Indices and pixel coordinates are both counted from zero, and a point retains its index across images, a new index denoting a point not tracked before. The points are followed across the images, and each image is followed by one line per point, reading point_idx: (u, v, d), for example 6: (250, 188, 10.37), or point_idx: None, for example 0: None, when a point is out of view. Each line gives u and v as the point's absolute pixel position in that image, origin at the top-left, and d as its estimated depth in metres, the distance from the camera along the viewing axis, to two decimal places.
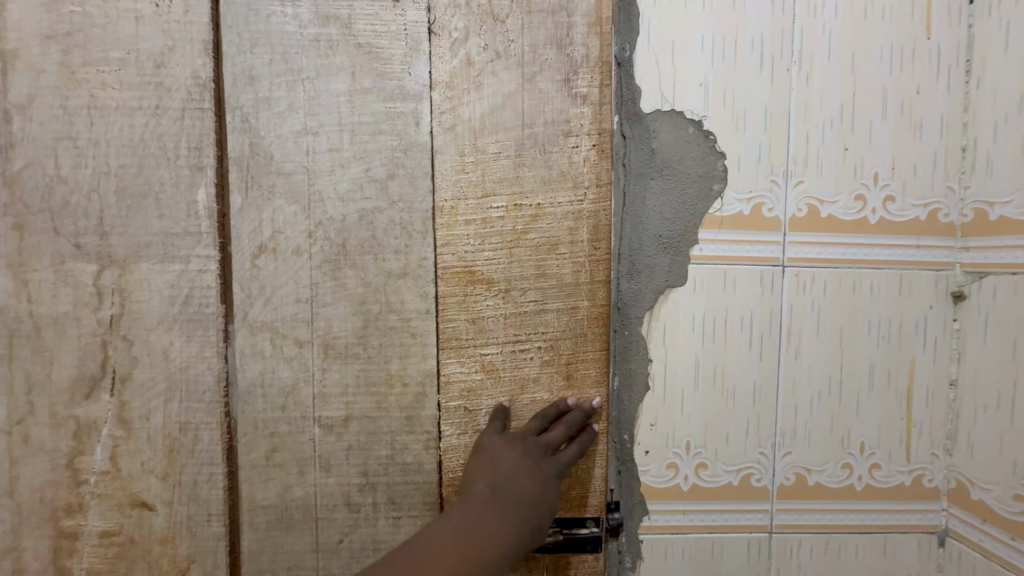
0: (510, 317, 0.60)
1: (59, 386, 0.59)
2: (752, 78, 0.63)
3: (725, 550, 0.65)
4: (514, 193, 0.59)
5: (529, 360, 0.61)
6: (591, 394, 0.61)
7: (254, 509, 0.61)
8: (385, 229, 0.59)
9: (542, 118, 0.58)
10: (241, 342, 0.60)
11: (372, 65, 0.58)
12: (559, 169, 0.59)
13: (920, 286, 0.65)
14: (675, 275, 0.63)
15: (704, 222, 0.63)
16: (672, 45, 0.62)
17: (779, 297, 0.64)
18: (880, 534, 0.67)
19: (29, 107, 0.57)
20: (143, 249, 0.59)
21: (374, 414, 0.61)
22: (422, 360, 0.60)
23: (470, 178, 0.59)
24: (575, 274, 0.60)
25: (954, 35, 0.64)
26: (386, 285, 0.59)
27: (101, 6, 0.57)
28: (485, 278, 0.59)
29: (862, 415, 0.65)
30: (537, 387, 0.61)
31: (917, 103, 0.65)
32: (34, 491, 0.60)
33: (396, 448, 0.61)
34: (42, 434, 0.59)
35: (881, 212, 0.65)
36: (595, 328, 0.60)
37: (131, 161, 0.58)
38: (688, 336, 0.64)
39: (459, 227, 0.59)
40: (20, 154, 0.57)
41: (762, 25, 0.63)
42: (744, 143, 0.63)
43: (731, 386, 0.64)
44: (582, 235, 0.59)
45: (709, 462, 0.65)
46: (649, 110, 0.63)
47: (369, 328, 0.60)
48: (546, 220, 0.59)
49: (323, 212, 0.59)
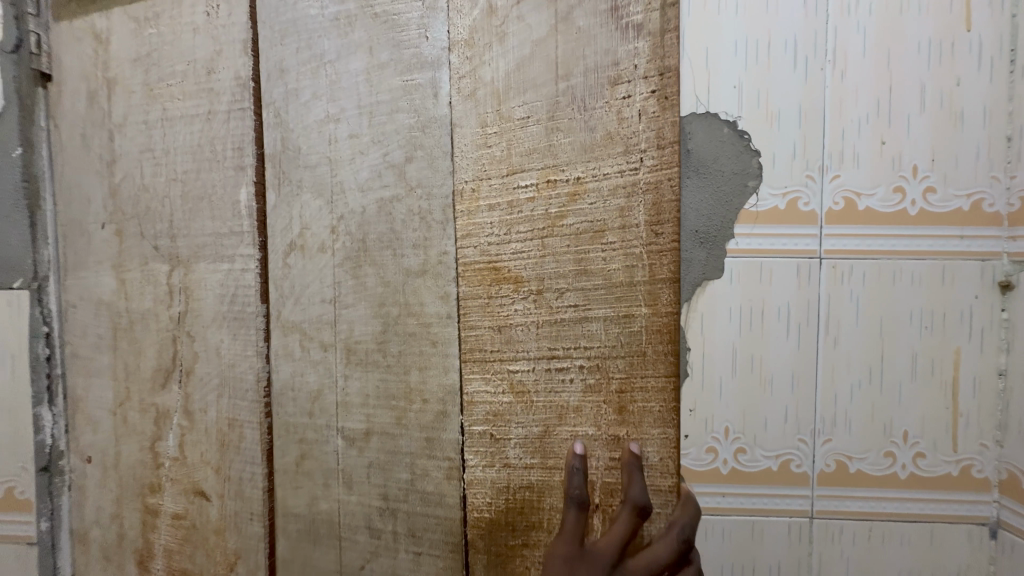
0: (544, 325, 0.48)
1: (143, 376, 0.67)
2: (786, 77, 0.66)
3: (766, 533, 0.68)
4: (547, 165, 0.47)
5: (569, 382, 0.48)
6: (652, 434, 0.47)
7: (287, 516, 0.60)
8: (403, 221, 0.53)
9: (581, 65, 0.46)
10: (276, 343, 0.59)
11: (389, 36, 0.53)
12: (603, 131, 0.45)
13: (963, 277, 0.65)
14: (712, 267, 0.67)
15: (740, 216, 0.66)
16: (705, 51, 0.66)
17: (815, 289, 0.66)
18: (925, 523, 0.67)
19: (124, 124, 0.66)
20: (201, 249, 0.62)
21: (393, 430, 0.55)
22: (443, 373, 0.52)
23: (493, 152, 0.49)
24: (628, 273, 0.46)
25: (995, 26, 0.64)
26: (406, 284, 0.53)
27: (170, 23, 0.63)
28: (514, 276, 0.48)
29: (904, 404, 0.66)
30: (578, 418, 0.48)
31: (957, 95, 0.65)
32: (130, 469, 0.68)
33: (416, 473, 0.55)
34: (133, 416, 0.68)
35: (921, 204, 0.66)
36: (654, 342, 0.46)
37: (193, 166, 0.62)
38: (726, 326, 0.67)
39: (481, 214, 0.49)
40: (119, 166, 0.67)
41: (795, 26, 0.65)
42: (779, 141, 0.66)
43: (769, 374, 0.67)
44: (636, 216, 0.45)
45: (748, 447, 0.67)
46: (684, 114, 0.67)
47: (388, 332, 0.54)
48: (586, 199, 0.46)
49: (345, 204, 0.55)
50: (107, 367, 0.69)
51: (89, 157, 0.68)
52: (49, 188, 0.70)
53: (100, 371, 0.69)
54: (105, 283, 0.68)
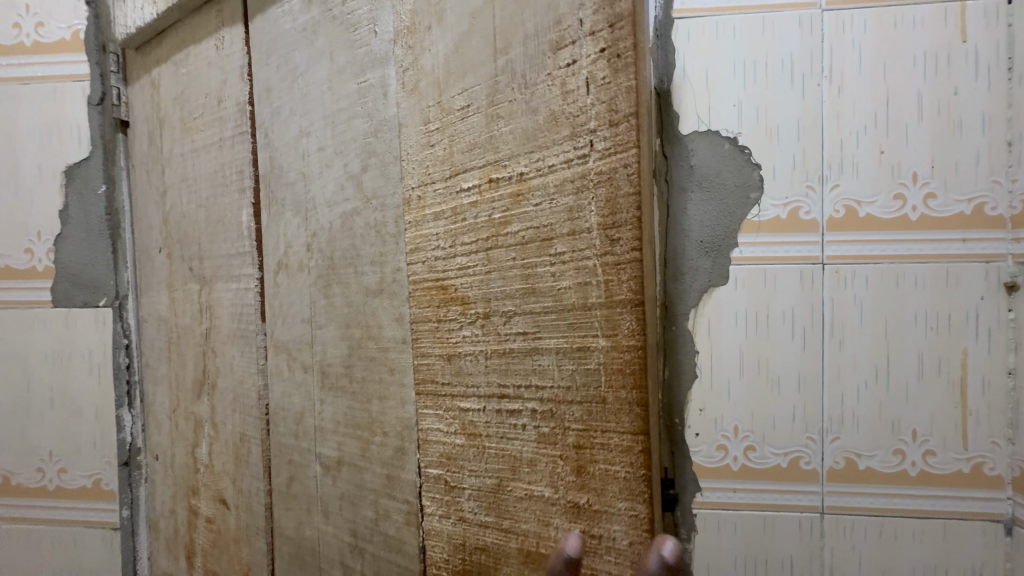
0: (492, 356, 0.46)
1: (186, 385, 0.77)
2: (784, 94, 0.70)
3: (778, 527, 0.71)
4: (489, 161, 0.45)
5: (522, 431, 0.45)
6: (616, 508, 0.41)
7: (282, 538, 0.68)
8: (362, 236, 0.58)
9: (521, 32, 0.42)
10: (272, 361, 0.68)
11: (345, 38, 0.58)
12: (547, 113, 0.41)
13: (968, 278, 0.67)
14: (717, 275, 0.71)
15: (743, 226, 0.70)
16: (706, 72, 0.71)
17: (820, 292, 0.69)
18: (938, 519, 0.69)
19: (170, 160, 0.77)
20: (219, 269, 0.72)
21: (360, 462, 0.60)
22: (401, 405, 0.56)
23: (436, 152, 0.49)
24: (581, 293, 0.41)
25: (992, 34, 0.66)
26: (365, 305, 0.58)
27: (193, 61, 0.73)
28: (460, 297, 0.48)
29: (913, 404, 0.68)
30: (534, 474, 0.44)
31: (956, 104, 0.67)
32: (179, 470, 0.79)
33: (380, 513, 0.59)
34: (183, 421, 0.79)
35: (922, 209, 0.68)
36: (614, 390, 0.40)
37: (212, 192, 0.72)
38: (733, 330, 0.71)
39: (428, 224, 0.50)
40: (168, 195, 0.77)
41: (792, 46, 0.69)
42: (779, 154, 0.70)
43: (776, 375, 0.70)
44: (589, 219, 0.39)
45: (757, 445, 0.71)
46: (687, 131, 0.71)
47: (353, 357, 0.60)
48: (530, 202, 0.42)
49: (318, 220, 0.62)
50: (164, 374, 0.80)
51: (150, 191, 0.79)
52: (127, 220, 0.82)
53: (160, 378, 0.80)
54: (161, 302, 0.80)
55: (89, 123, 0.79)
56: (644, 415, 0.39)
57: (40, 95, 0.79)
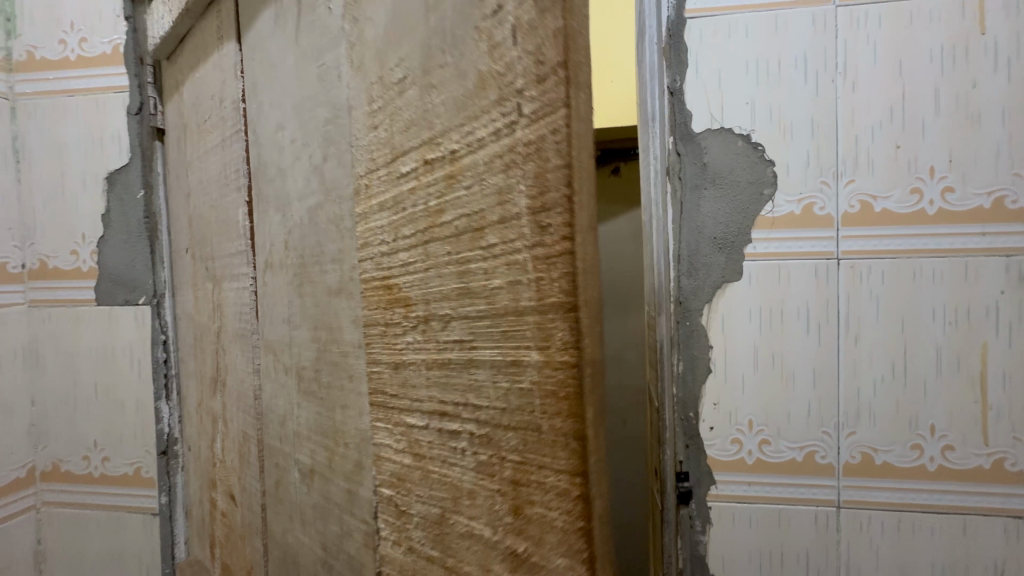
0: (434, 370, 0.38)
1: (206, 382, 0.78)
2: (798, 91, 0.70)
3: (793, 521, 0.71)
4: (424, 138, 0.37)
5: (461, 460, 0.37)
6: (553, 562, 0.35)
7: (273, 543, 0.61)
8: (325, 229, 0.47)
9: None
10: (264, 362, 0.61)
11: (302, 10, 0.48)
12: (477, 74, 0.34)
13: (988, 273, 0.67)
14: (731, 271, 0.71)
15: (757, 222, 0.71)
16: (719, 72, 0.72)
17: (835, 288, 0.70)
18: (957, 515, 0.68)
19: (189, 160, 0.77)
20: (224, 270, 0.69)
21: (326, 472, 0.50)
22: (358, 414, 0.45)
23: (380, 135, 0.40)
24: (514, 294, 0.34)
25: (1012, 27, 0.66)
26: (329, 304, 0.47)
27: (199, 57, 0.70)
28: (403, 298, 0.39)
29: (930, 399, 0.68)
30: (473, 509, 0.37)
31: (974, 97, 0.67)
32: (203, 463, 0.81)
33: (344, 530, 0.47)
34: (206, 415, 0.80)
35: (939, 203, 0.68)
36: (553, 415, 0.35)
37: (216, 190, 0.69)
38: (746, 325, 0.71)
39: (376, 217, 0.41)
40: (190, 195, 0.78)
41: (805, 44, 0.70)
42: (793, 151, 0.70)
43: (790, 370, 0.71)
44: (518, 202, 0.34)
45: (772, 439, 0.71)
46: (700, 130, 0.72)
47: (321, 357, 0.50)
48: (465, 183, 0.35)
49: (294, 216, 0.52)
50: (192, 370, 0.82)
51: (179, 192, 0.82)
52: (164, 222, 0.85)
53: (190, 373, 0.83)
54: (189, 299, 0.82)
55: (128, 131, 0.84)
56: (580, 449, 0.35)
57: (85, 106, 0.84)
